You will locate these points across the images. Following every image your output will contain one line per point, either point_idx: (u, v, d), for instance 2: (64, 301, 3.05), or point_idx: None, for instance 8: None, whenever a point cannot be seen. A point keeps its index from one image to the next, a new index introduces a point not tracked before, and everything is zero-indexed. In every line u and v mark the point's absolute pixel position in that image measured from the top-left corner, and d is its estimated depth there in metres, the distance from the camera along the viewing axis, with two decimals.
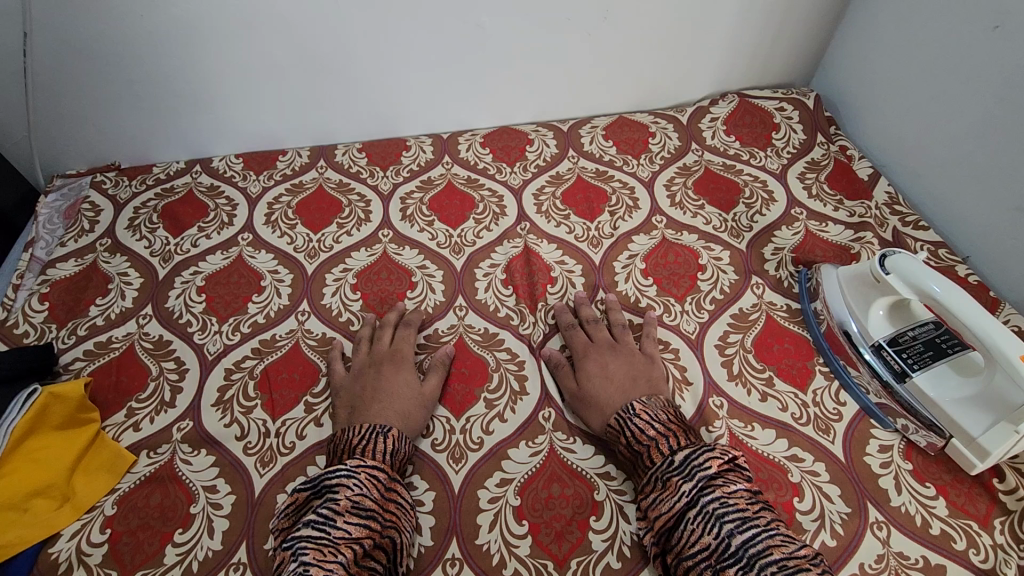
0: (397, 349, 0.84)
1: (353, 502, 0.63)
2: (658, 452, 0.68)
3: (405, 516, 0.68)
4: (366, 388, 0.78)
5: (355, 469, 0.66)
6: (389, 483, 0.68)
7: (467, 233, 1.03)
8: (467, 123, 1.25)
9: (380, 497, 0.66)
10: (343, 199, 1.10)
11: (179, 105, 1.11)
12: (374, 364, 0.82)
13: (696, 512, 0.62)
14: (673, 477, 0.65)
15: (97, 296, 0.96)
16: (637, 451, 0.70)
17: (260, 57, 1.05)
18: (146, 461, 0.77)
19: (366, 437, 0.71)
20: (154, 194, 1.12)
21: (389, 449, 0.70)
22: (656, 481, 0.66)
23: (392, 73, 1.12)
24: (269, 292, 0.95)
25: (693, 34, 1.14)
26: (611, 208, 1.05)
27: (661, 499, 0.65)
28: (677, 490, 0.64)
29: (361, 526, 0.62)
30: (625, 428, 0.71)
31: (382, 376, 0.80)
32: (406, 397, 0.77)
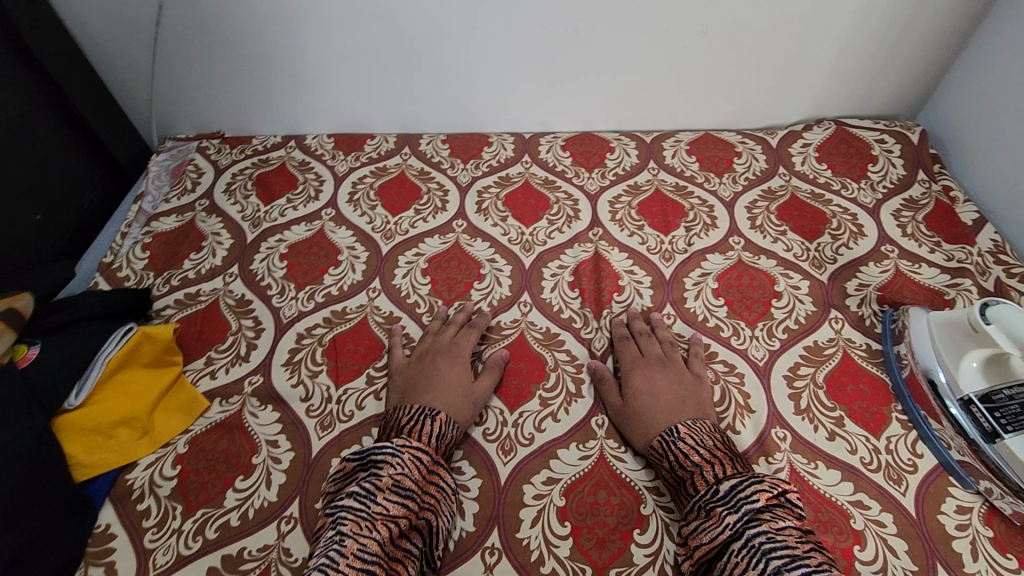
0: (456, 343, 0.85)
1: (393, 481, 0.65)
2: (702, 479, 0.66)
3: (445, 497, 0.68)
4: (420, 376, 0.80)
5: (400, 450, 0.68)
6: (432, 466, 0.69)
7: (539, 233, 1.04)
8: (550, 125, 1.26)
9: (420, 479, 0.67)
10: (423, 186, 1.14)
11: (283, 83, 1.18)
12: (432, 354, 0.83)
13: (740, 544, 0.59)
14: (718, 506, 0.63)
15: (192, 251, 1.03)
16: (680, 475, 0.68)
17: (361, 43, 1.10)
18: (218, 408, 0.82)
19: (414, 419, 0.72)
20: (251, 163, 1.20)
21: (435, 433, 0.71)
22: (699, 509, 0.64)
23: (483, 69, 1.15)
24: (345, 266, 0.99)
25: (794, 55, 1.10)
26: (687, 224, 1.04)
27: (702, 528, 0.63)
28: (721, 520, 0.62)
29: (400, 506, 0.64)
30: (671, 447, 0.70)
31: (438, 368, 0.81)
32: (461, 390, 0.78)
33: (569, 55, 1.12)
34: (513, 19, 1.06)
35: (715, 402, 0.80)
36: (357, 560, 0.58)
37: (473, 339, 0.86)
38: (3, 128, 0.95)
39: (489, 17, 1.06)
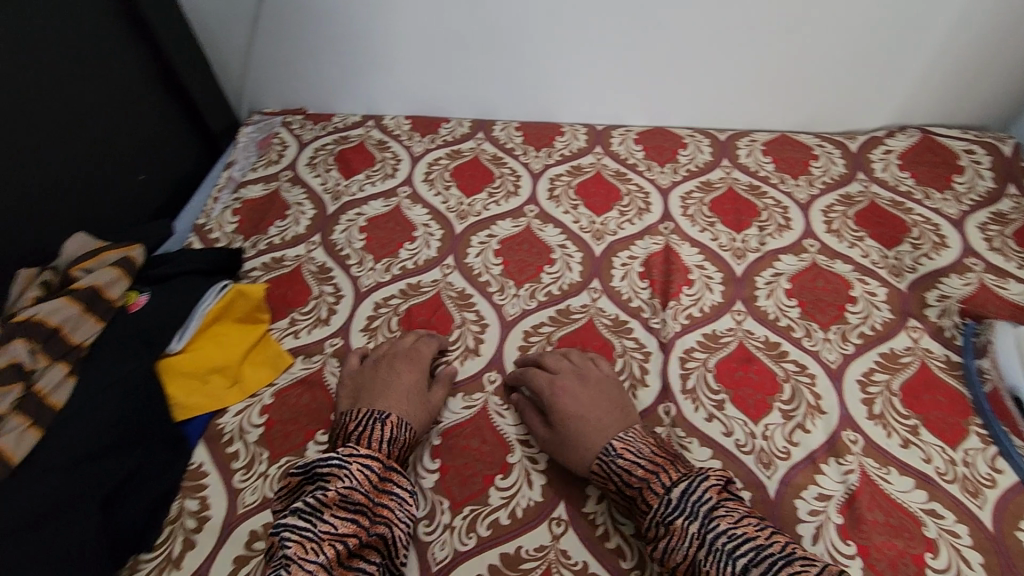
0: (414, 349, 0.83)
1: (341, 496, 0.63)
2: (652, 492, 0.64)
3: (401, 505, 0.66)
4: (371, 382, 0.78)
5: (347, 460, 0.65)
6: (384, 472, 0.67)
7: (610, 223, 1.05)
8: (623, 119, 1.27)
9: (370, 490, 0.65)
10: (496, 171, 1.17)
11: (369, 64, 1.23)
12: (389, 358, 0.82)
13: (706, 552, 0.57)
14: (676, 518, 0.60)
15: (277, 218, 1.08)
16: (630, 494, 0.66)
17: (448, 27, 1.14)
18: (301, 365, 0.87)
19: (361, 423, 0.71)
20: (332, 140, 1.25)
21: (386, 437, 0.70)
22: (657, 525, 0.62)
23: (563, 59, 1.17)
24: (420, 242, 1.03)
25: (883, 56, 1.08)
26: (760, 223, 1.03)
27: (671, 548, 0.60)
28: (684, 533, 0.59)
29: (348, 522, 0.61)
30: (612, 467, 0.67)
31: (391, 373, 0.79)
32: (412, 392, 0.77)
33: (652, 48, 1.13)
34: (599, 11, 1.08)
35: (785, 399, 0.80)
36: None
37: (430, 347, 0.84)
38: (117, 94, 1.02)
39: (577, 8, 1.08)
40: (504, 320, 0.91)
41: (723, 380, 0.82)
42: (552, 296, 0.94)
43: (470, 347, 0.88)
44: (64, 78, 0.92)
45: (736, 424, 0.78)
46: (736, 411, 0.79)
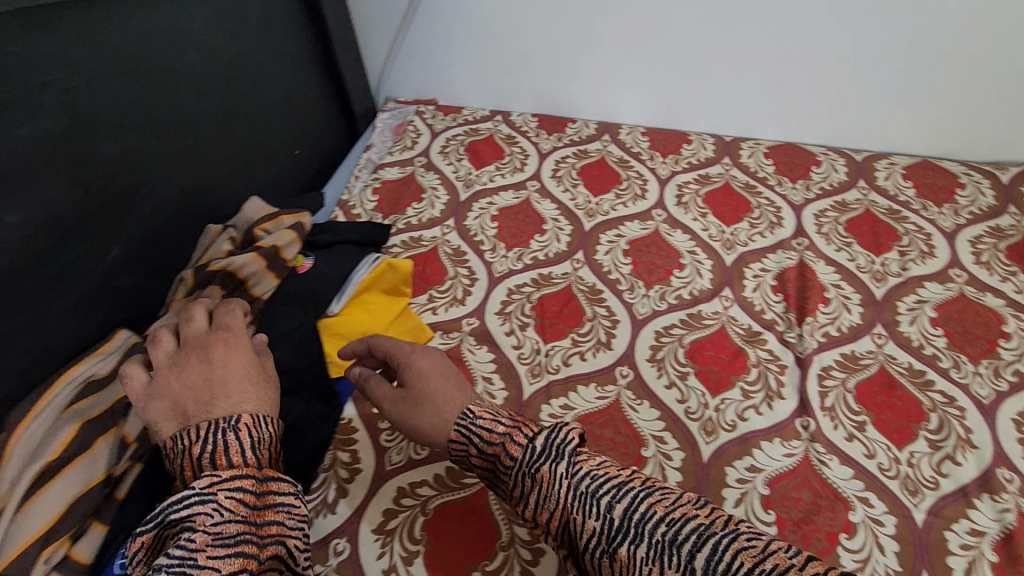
0: (222, 328, 0.66)
1: (212, 533, 0.50)
2: (515, 444, 0.59)
3: (292, 514, 0.56)
4: (188, 392, 0.60)
5: (208, 491, 0.52)
6: (260, 487, 0.55)
7: (740, 234, 1.04)
8: (753, 131, 1.28)
9: (248, 513, 0.53)
10: (623, 173, 1.18)
11: (509, 61, 1.30)
12: (197, 351, 0.63)
13: (578, 499, 0.54)
14: (543, 465, 0.57)
15: (414, 201, 1.14)
16: (493, 453, 0.61)
17: (594, 24, 1.19)
18: (440, 340, 0.91)
19: (211, 443, 0.55)
20: (462, 131, 1.31)
21: (249, 444, 0.56)
22: (525, 477, 0.58)
23: (701, 67, 1.21)
24: (550, 235, 1.06)
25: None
26: (901, 248, 1.00)
27: (542, 498, 0.56)
28: (552, 476, 0.56)
29: (234, 557, 0.50)
30: (471, 428, 0.63)
31: (209, 373, 0.61)
32: (244, 375, 0.62)
33: (795, 63, 1.15)
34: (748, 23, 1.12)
35: (932, 429, 0.78)
36: None
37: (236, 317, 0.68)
38: (291, 73, 1.12)
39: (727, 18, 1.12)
40: (635, 318, 0.93)
41: (864, 401, 0.81)
42: (683, 300, 0.95)
43: (601, 341, 0.90)
44: (257, 55, 1.03)
45: (879, 448, 0.76)
46: (878, 434, 0.77)
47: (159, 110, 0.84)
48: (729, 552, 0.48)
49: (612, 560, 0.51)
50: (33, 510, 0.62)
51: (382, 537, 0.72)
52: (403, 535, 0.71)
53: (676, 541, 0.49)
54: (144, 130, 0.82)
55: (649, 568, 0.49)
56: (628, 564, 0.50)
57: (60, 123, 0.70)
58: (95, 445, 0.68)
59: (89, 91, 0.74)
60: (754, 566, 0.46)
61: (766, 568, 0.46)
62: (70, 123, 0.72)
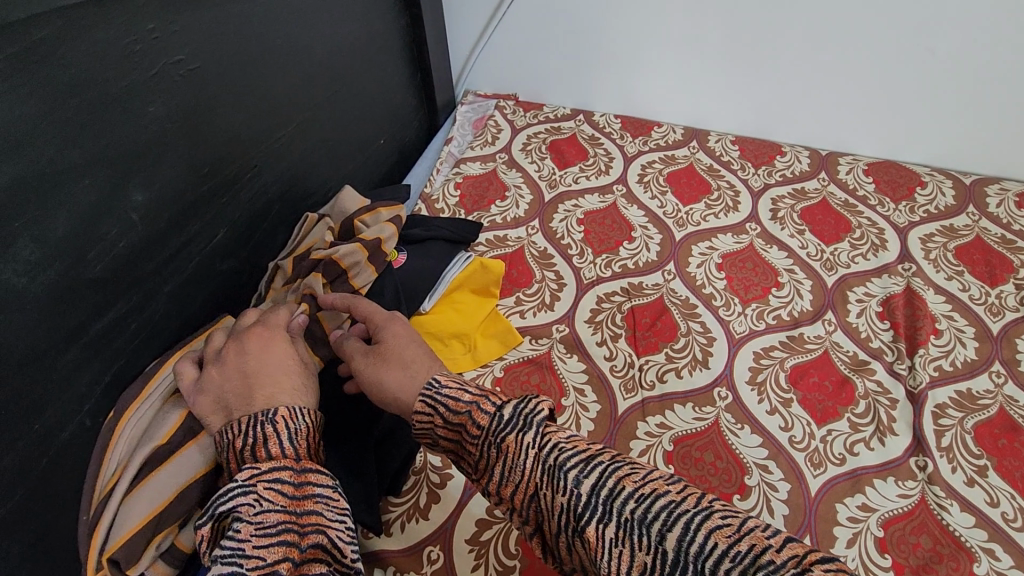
0: (264, 321, 0.66)
1: (254, 524, 0.47)
2: (481, 412, 0.51)
3: (330, 505, 0.51)
4: (227, 386, 0.59)
5: (249, 482, 0.49)
6: (298, 478, 0.51)
7: (841, 254, 1.00)
8: (850, 146, 1.23)
9: (286, 505, 0.49)
10: (713, 182, 1.14)
11: (598, 60, 1.26)
12: (236, 342, 0.63)
13: (547, 475, 0.47)
14: (509, 435, 0.49)
15: (497, 199, 1.12)
16: (458, 424, 0.53)
17: (696, 27, 1.14)
18: (529, 345, 0.89)
19: (247, 433, 0.52)
20: (545, 129, 1.28)
21: (287, 436, 0.53)
22: (490, 448, 0.50)
23: (804, 75, 1.15)
24: (640, 243, 1.03)
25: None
26: (1018, 281, 0.94)
27: (508, 471, 0.49)
28: (521, 446, 0.49)
29: (276, 546, 0.46)
30: (439, 396, 0.54)
31: (246, 367, 0.60)
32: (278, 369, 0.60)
33: (908, 78, 1.09)
34: (863, 33, 1.06)
35: None
36: None
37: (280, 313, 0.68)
38: (381, 62, 1.11)
39: (842, 26, 1.06)
40: (732, 337, 0.89)
41: (984, 444, 0.76)
42: (783, 321, 0.91)
43: (698, 358, 0.87)
44: (354, 42, 1.01)
45: (1002, 495, 0.72)
46: (1001, 481, 0.73)
47: (266, 95, 0.84)
48: (702, 532, 0.41)
49: (581, 539, 0.45)
50: (136, 500, 0.61)
51: (476, 548, 0.70)
52: (498, 548, 0.70)
53: (645, 520, 0.43)
54: (252, 115, 0.82)
55: (619, 549, 0.43)
56: (598, 547, 0.43)
57: (183, 104, 0.70)
58: (194, 438, 0.65)
59: (209, 74, 0.73)
60: (729, 548, 0.40)
61: (742, 550, 0.40)
62: (190, 106, 0.71)
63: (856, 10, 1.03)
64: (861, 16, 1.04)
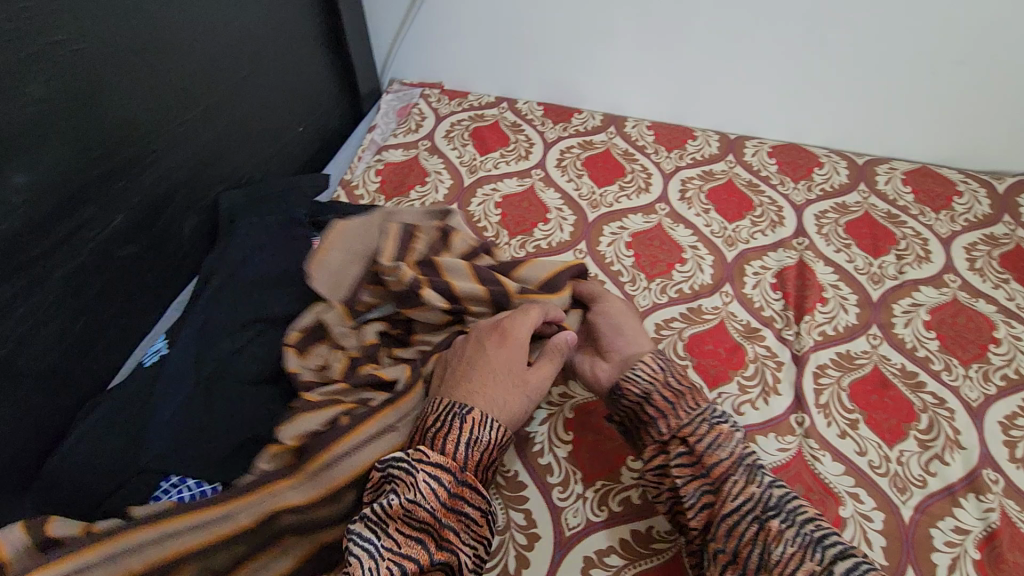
0: (506, 322, 0.73)
1: (404, 509, 0.57)
2: (702, 398, 0.67)
3: (467, 527, 0.60)
4: (462, 360, 0.70)
5: (415, 465, 0.59)
6: (455, 487, 0.59)
7: (742, 231, 1.05)
8: (758, 132, 1.29)
9: (438, 507, 0.58)
10: (627, 166, 1.18)
11: (517, 49, 1.28)
12: (482, 331, 0.72)
13: (743, 466, 0.61)
14: (723, 425, 0.64)
15: (417, 184, 1.13)
16: (676, 395, 0.66)
17: (606, 17, 1.18)
18: None
19: (443, 419, 0.63)
20: (468, 117, 1.30)
21: (464, 442, 0.61)
22: (708, 425, 0.64)
23: (709, 63, 1.20)
24: (554, 224, 1.06)
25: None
26: (898, 252, 1.02)
27: (719, 445, 0.62)
28: (731, 436, 0.63)
29: (416, 542, 0.56)
30: (667, 368, 0.69)
31: (482, 346, 0.70)
32: (502, 376, 0.67)
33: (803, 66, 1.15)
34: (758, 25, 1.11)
35: (922, 428, 0.79)
36: None
37: (562, 297, 0.81)
38: (295, 49, 1.11)
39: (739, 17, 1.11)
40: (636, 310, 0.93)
41: (858, 400, 0.82)
42: (684, 294, 0.96)
43: None
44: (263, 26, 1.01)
45: (869, 445, 0.78)
46: (870, 433, 0.79)
47: (166, 78, 0.83)
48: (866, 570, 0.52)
49: (759, 528, 0.56)
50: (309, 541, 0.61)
51: None
52: None
53: (822, 541, 0.54)
54: (152, 99, 0.82)
55: (794, 550, 0.54)
56: (777, 538, 0.55)
57: (72, 85, 0.70)
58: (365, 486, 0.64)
59: (100, 56, 0.73)
60: None
61: None
62: (80, 87, 0.71)
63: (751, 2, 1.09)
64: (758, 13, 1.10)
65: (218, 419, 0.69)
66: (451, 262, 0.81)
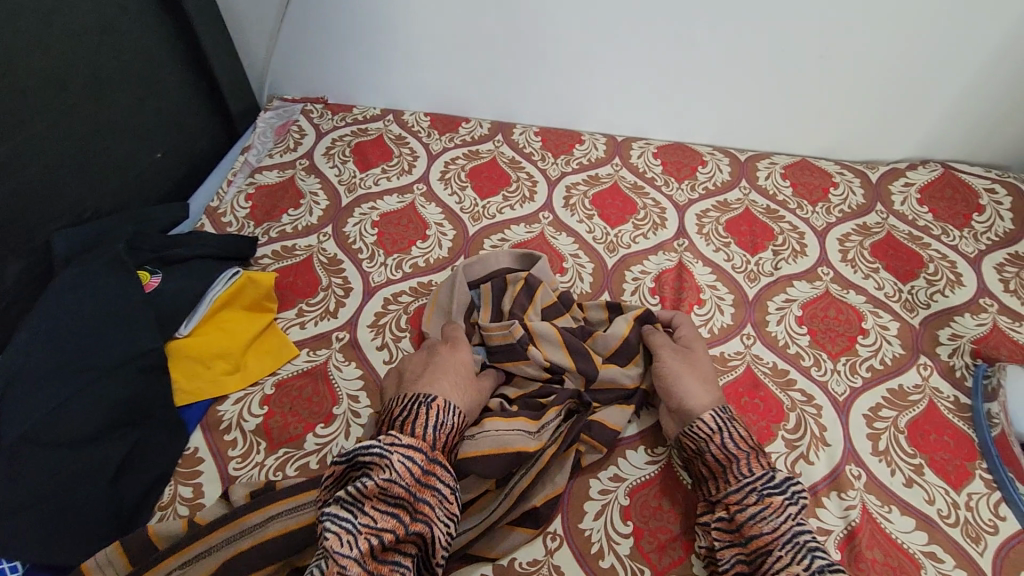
0: (454, 331, 0.81)
1: (380, 488, 0.58)
2: (756, 464, 0.65)
3: (441, 503, 0.61)
4: (416, 363, 0.76)
5: (389, 448, 0.60)
6: (427, 465, 0.61)
7: (624, 236, 1.04)
8: (644, 132, 1.26)
9: (412, 483, 0.59)
10: (513, 174, 1.15)
11: (392, 58, 1.21)
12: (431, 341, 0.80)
13: (788, 539, 0.59)
14: (776, 495, 0.62)
15: (291, 207, 1.08)
16: (730, 456, 0.67)
17: (475, 25, 1.12)
18: (305, 357, 0.86)
19: (407, 408, 0.65)
20: (350, 131, 1.24)
21: (433, 424, 0.64)
22: (759, 494, 0.63)
23: (587, 66, 1.15)
24: (433, 241, 1.02)
25: (920, 81, 1.06)
26: (775, 248, 1.02)
27: (764, 517, 0.61)
28: (782, 509, 0.61)
29: (389, 515, 0.58)
30: (727, 429, 0.69)
31: (437, 353, 0.76)
32: (458, 370, 0.73)
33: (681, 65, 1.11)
34: (628, 27, 1.07)
35: (790, 428, 0.79)
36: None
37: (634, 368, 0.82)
38: (141, 77, 1.02)
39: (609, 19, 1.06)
40: None
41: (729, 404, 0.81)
42: None
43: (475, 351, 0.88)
44: (90, 57, 0.92)
45: None
46: None
47: None
48: None
49: None
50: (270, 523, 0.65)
51: None
52: None
53: None
54: None
55: None
56: None
57: None
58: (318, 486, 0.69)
59: None
60: None
61: None
62: None
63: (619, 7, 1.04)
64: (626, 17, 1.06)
65: (22, 492, 0.65)
66: (541, 326, 0.81)
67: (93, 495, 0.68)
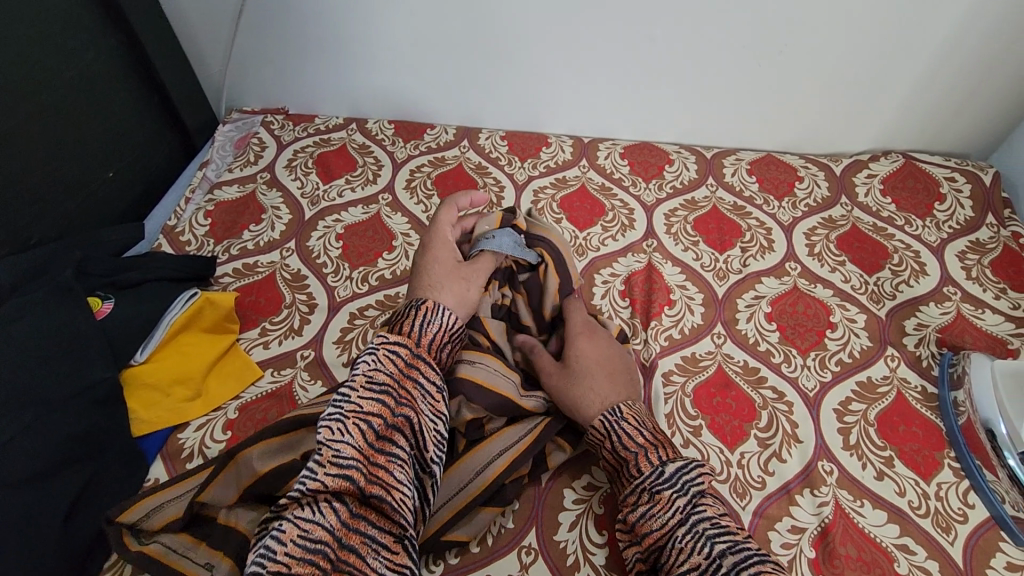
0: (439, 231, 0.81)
1: (366, 378, 0.58)
2: (646, 460, 0.63)
3: (427, 395, 0.61)
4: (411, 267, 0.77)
5: (375, 346, 0.61)
6: (411, 359, 0.62)
7: (593, 238, 1.03)
8: (612, 132, 1.26)
9: (396, 372, 0.59)
10: (479, 180, 1.14)
11: (352, 66, 1.19)
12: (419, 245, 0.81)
13: (686, 529, 0.57)
14: (664, 490, 0.60)
15: (252, 223, 1.05)
16: (624, 457, 0.65)
17: (434, 31, 1.10)
18: (270, 378, 0.83)
19: (399, 313, 0.67)
20: (312, 142, 1.21)
21: (420, 322, 0.65)
22: (645, 492, 0.61)
23: (550, 68, 1.14)
24: (399, 251, 1.00)
25: (878, 73, 1.08)
26: (743, 244, 1.02)
27: (652, 514, 0.60)
28: (669, 504, 0.59)
29: (375, 401, 0.56)
30: (616, 430, 0.66)
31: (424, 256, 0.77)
32: (447, 271, 0.75)
33: (644, 63, 1.11)
34: (589, 28, 1.06)
35: (762, 427, 0.79)
36: (333, 466, 0.52)
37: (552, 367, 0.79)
38: (85, 94, 0.99)
39: (569, 20, 1.05)
40: None
41: (701, 405, 0.81)
42: None
43: None
44: (26, 76, 0.88)
45: (712, 452, 0.76)
46: (712, 438, 0.78)
47: None
48: None
49: None
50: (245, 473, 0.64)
51: None
52: None
53: None
54: None
55: None
56: None
57: None
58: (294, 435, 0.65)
59: None
60: None
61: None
62: None
63: (577, 9, 1.03)
64: (586, 19, 1.05)
65: None
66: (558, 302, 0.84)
67: (41, 538, 0.64)
